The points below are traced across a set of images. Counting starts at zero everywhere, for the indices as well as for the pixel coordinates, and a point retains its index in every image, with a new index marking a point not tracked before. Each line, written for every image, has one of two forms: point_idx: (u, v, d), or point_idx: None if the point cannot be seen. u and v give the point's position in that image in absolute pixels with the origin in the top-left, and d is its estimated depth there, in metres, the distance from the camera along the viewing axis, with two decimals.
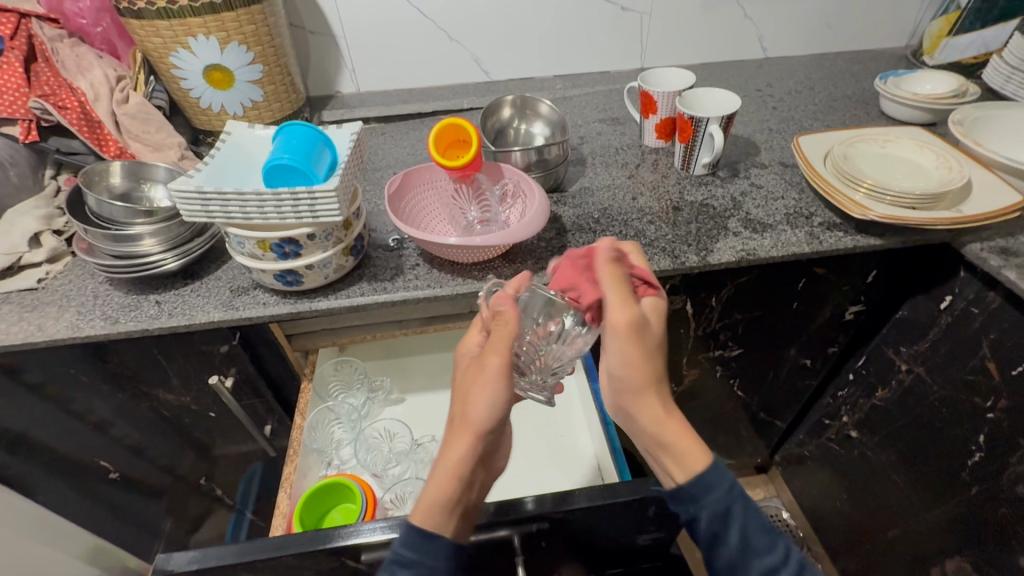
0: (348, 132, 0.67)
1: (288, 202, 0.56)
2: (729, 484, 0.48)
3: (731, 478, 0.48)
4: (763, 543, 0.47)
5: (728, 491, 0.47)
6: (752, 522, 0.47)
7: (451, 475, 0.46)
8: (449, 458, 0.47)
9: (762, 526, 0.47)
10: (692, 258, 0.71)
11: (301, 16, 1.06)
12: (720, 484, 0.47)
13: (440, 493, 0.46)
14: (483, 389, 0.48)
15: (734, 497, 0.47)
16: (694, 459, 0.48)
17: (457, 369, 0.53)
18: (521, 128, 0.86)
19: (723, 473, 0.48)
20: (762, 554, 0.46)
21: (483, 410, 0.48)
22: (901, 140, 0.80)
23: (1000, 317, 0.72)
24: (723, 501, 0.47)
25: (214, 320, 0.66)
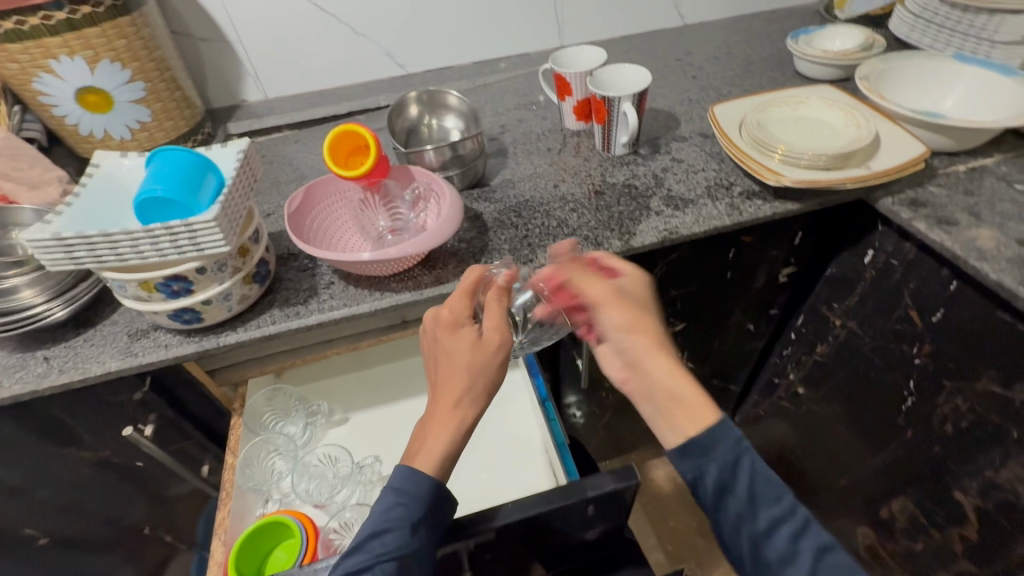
0: (234, 151, 0.62)
1: (164, 238, 0.51)
2: (738, 436, 0.50)
3: (741, 431, 0.50)
4: (771, 493, 0.48)
5: (735, 442, 0.49)
6: (760, 472, 0.49)
7: (462, 436, 0.54)
8: (462, 421, 0.54)
9: (770, 476, 0.49)
10: (615, 243, 0.69)
11: (186, 23, 0.98)
12: (724, 440, 0.49)
13: (454, 452, 0.54)
14: (498, 365, 0.54)
15: (742, 451, 0.49)
16: (704, 412, 0.50)
17: (450, 332, 0.55)
18: (433, 124, 0.82)
19: (726, 431, 0.50)
20: (769, 505, 0.48)
21: (493, 381, 0.55)
22: (811, 101, 0.80)
23: (918, 267, 0.74)
24: (732, 453, 0.49)
25: (112, 370, 0.60)
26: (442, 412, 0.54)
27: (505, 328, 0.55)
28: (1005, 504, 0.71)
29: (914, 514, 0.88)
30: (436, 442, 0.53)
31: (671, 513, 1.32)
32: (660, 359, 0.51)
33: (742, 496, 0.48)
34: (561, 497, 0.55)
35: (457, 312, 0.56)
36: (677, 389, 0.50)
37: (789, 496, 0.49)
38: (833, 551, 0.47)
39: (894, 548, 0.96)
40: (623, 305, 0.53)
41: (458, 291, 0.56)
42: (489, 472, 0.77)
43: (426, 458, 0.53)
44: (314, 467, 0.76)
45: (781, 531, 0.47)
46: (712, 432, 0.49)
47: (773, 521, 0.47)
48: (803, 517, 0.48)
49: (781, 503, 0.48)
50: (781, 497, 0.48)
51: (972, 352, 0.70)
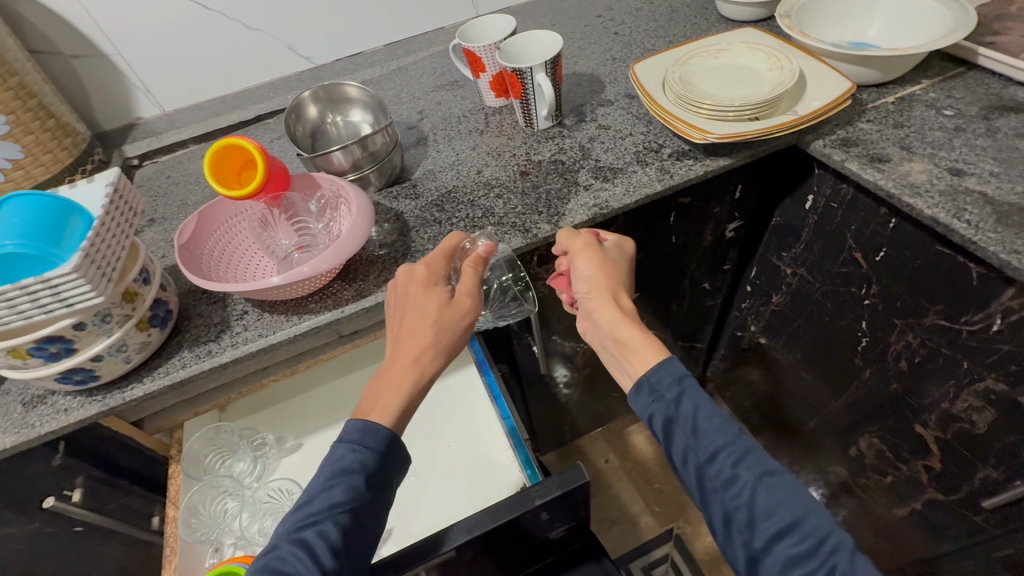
0: (102, 184, 0.55)
1: (21, 300, 0.45)
2: (680, 373, 0.50)
3: (686, 369, 0.50)
4: (713, 424, 0.47)
5: (678, 378, 0.50)
6: (704, 404, 0.48)
7: (417, 395, 0.52)
8: (421, 378, 0.52)
9: (715, 409, 0.48)
10: (544, 227, 0.65)
11: (51, 40, 0.87)
12: (665, 376, 0.50)
13: (410, 410, 0.52)
14: (464, 324, 0.54)
15: (685, 387, 0.49)
16: (648, 352, 0.52)
17: (423, 286, 0.54)
18: (338, 121, 0.76)
19: (666, 371, 0.50)
20: (711, 434, 0.47)
21: (458, 340, 0.54)
22: (733, 47, 0.76)
23: (856, 207, 0.72)
24: (676, 391, 0.49)
25: (8, 447, 0.54)
26: (400, 368, 0.52)
27: (477, 295, 0.56)
28: (962, 432, 0.72)
29: (880, 448, 0.89)
30: (388, 401, 0.51)
31: (656, 476, 1.32)
32: (610, 308, 0.56)
33: (687, 427, 0.48)
34: (508, 510, 0.53)
35: (436, 270, 0.55)
36: (627, 333, 0.54)
37: (735, 429, 0.47)
38: (776, 476, 0.45)
39: (866, 481, 0.97)
40: (595, 257, 0.58)
41: (442, 251, 0.56)
42: (450, 484, 0.70)
43: (382, 416, 0.51)
44: (267, 504, 0.72)
45: (721, 462, 0.46)
46: (654, 368, 0.51)
47: (715, 450, 0.46)
48: (748, 445, 0.47)
49: (725, 434, 0.47)
50: (725, 428, 0.47)
51: (916, 287, 0.69)
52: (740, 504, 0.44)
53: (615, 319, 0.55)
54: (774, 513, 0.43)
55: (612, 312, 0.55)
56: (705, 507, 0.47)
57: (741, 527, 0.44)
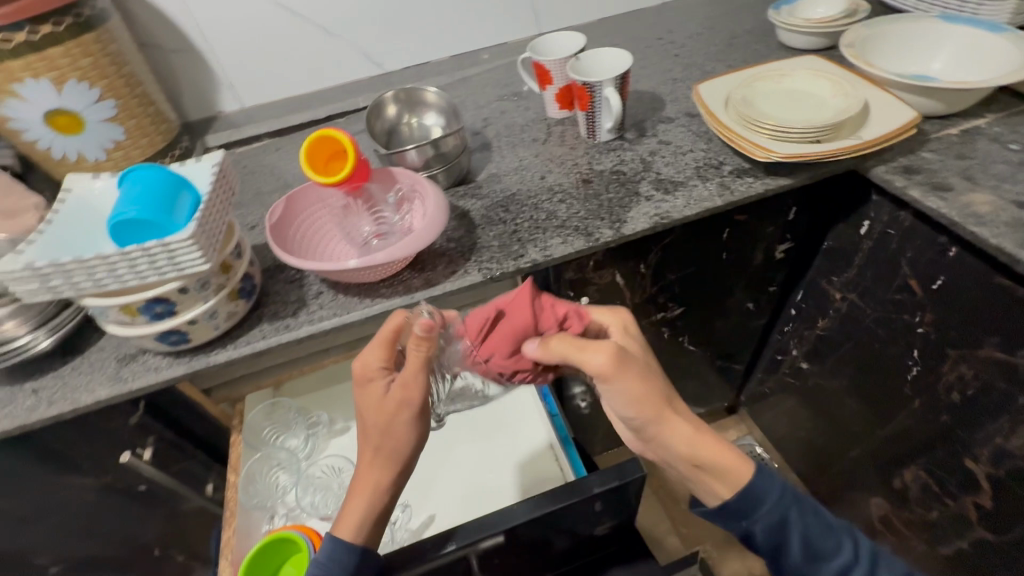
0: (209, 165, 0.60)
1: (142, 260, 0.50)
2: (781, 488, 0.54)
3: (784, 485, 0.55)
4: (830, 544, 0.53)
5: (781, 499, 0.53)
6: (808, 517, 0.54)
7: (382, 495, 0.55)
8: (380, 480, 0.55)
9: (820, 519, 0.55)
10: (606, 232, 0.68)
11: (155, 35, 0.95)
12: (770, 495, 0.53)
13: (381, 507, 0.55)
14: (410, 423, 0.54)
15: (787, 509, 0.53)
16: (740, 470, 0.54)
17: (361, 386, 0.55)
18: (413, 122, 0.81)
19: (770, 482, 0.54)
20: (832, 557, 0.53)
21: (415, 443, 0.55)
22: (796, 72, 0.79)
23: (914, 235, 0.73)
24: (779, 513, 0.53)
25: (102, 398, 0.59)
26: (362, 470, 0.55)
27: (414, 385, 0.54)
28: (1016, 469, 0.71)
29: (926, 482, 0.88)
30: (355, 506, 0.54)
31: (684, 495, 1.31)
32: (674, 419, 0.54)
33: (800, 548, 0.53)
34: (561, 498, 0.55)
35: (372, 366, 0.55)
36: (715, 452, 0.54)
37: (842, 537, 0.54)
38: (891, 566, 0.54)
39: (908, 516, 0.95)
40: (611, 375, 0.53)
41: (375, 343, 0.55)
42: (493, 473, 0.73)
43: (349, 518, 0.54)
44: (318, 479, 0.75)
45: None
46: (757, 483, 0.53)
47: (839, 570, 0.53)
48: (857, 544, 0.54)
49: (842, 549, 0.53)
50: (837, 540, 0.54)
51: (973, 317, 0.69)
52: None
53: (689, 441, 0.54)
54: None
55: (685, 431, 0.54)
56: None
57: None
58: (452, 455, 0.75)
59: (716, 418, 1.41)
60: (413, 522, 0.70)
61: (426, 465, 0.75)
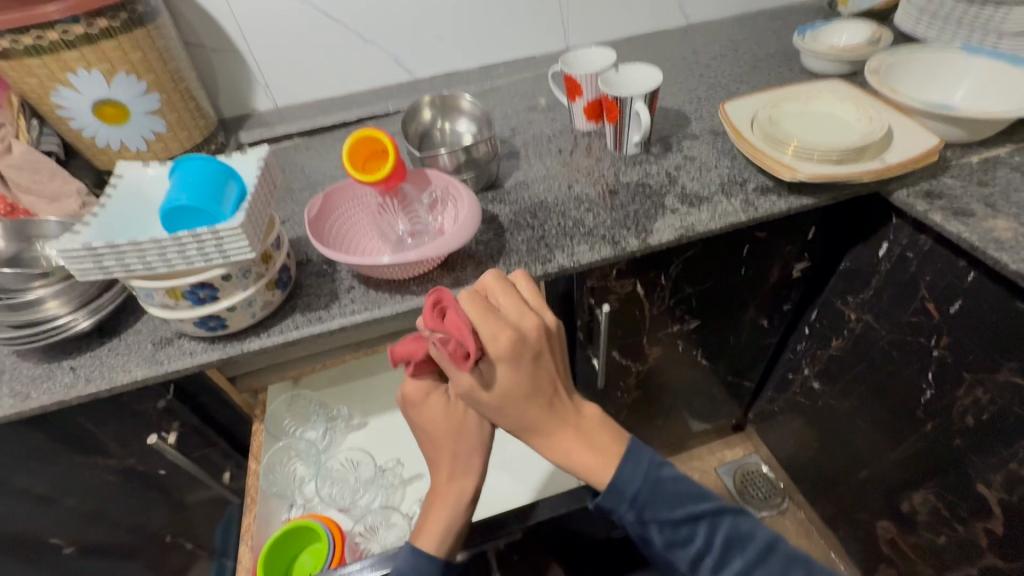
0: (254, 158, 0.62)
1: (192, 246, 0.52)
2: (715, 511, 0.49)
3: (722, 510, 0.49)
4: (683, 532, 0.48)
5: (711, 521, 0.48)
6: (665, 501, 0.48)
7: (464, 506, 0.54)
8: (463, 484, 0.54)
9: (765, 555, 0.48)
10: (632, 241, 0.70)
11: (198, 34, 0.98)
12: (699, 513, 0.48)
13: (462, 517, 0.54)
14: (476, 424, 0.55)
15: (641, 505, 0.48)
16: (602, 468, 0.49)
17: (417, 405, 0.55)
18: (446, 128, 0.84)
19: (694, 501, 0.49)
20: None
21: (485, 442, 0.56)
22: (821, 97, 0.81)
23: (933, 259, 0.74)
24: (634, 509, 0.48)
25: (138, 378, 0.61)
26: (439, 487, 0.54)
27: None
28: None
29: (936, 506, 0.88)
30: (437, 514, 0.53)
31: None
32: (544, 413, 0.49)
33: (660, 537, 0.48)
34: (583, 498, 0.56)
35: (420, 389, 0.55)
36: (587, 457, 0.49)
37: (699, 522, 0.48)
38: (748, 542, 0.48)
39: (916, 540, 0.95)
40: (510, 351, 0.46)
41: (414, 371, 0.55)
42: (508, 474, 0.77)
43: (430, 533, 0.52)
44: (336, 471, 0.76)
45: (704, 566, 0.48)
46: (620, 477, 0.48)
47: (695, 557, 0.48)
48: (716, 524, 0.48)
49: (695, 536, 0.48)
50: (692, 527, 0.48)
51: (991, 341, 0.70)
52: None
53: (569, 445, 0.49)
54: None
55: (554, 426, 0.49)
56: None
57: None
58: None
59: (722, 436, 1.41)
60: None
61: None
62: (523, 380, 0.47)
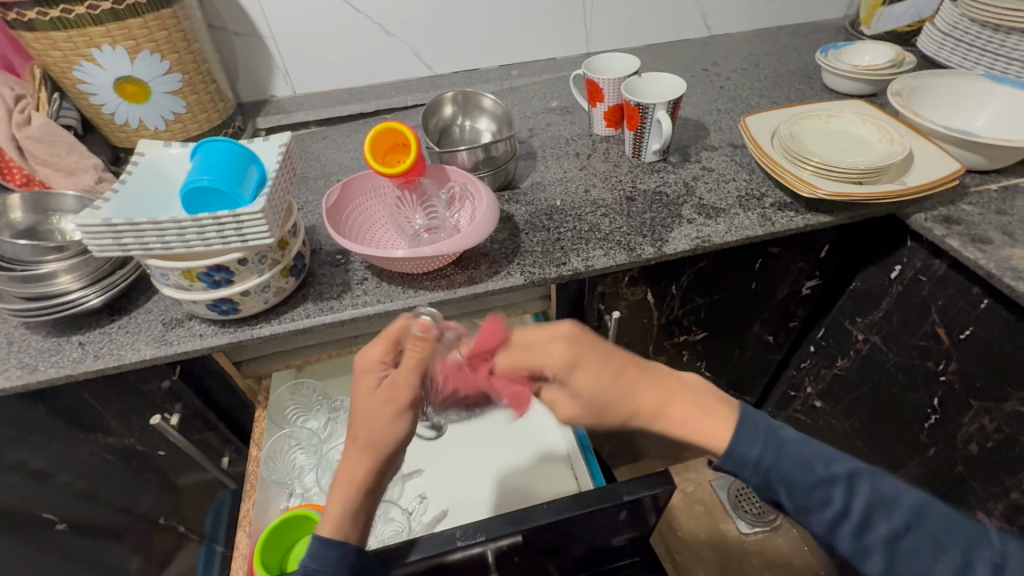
0: (277, 144, 0.62)
1: (211, 228, 0.52)
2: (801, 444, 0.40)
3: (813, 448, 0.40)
4: (817, 498, 0.40)
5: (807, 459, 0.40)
6: (793, 466, 0.40)
7: (362, 493, 0.50)
8: (360, 478, 0.50)
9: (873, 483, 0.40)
10: (647, 249, 0.70)
11: (222, 17, 0.98)
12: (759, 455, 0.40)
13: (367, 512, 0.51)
14: (393, 419, 0.51)
15: (766, 470, 0.40)
16: (721, 425, 0.41)
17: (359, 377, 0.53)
18: (466, 125, 0.84)
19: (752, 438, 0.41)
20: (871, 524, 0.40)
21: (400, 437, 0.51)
22: (843, 116, 0.82)
23: (947, 284, 0.74)
24: (760, 475, 0.41)
25: (147, 358, 0.61)
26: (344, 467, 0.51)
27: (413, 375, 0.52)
28: None
29: None
30: (334, 503, 0.50)
31: None
32: (642, 382, 0.44)
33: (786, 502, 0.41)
34: (591, 503, 0.56)
35: (371, 359, 0.53)
36: (693, 421, 0.42)
37: (837, 485, 0.40)
38: (894, 507, 0.40)
39: None
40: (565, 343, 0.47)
41: (378, 338, 0.54)
42: (508, 474, 0.74)
43: (326, 524, 0.50)
44: (337, 463, 0.76)
45: (842, 531, 0.40)
46: (737, 443, 0.41)
47: (830, 525, 0.40)
48: (855, 487, 0.40)
49: (833, 502, 0.39)
50: (828, 491, 0.40)
51: (1000, 369, 0.70)
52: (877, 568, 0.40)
53: (685, 417, 0.42)
54: (915, 557, 0.39)
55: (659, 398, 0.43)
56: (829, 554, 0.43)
57: None
58: (472, 454, 0.76)
59: None
60: (428, 515, 0.71)
61: (442, 461, 0.75)
62: (606, 374, 0.44)
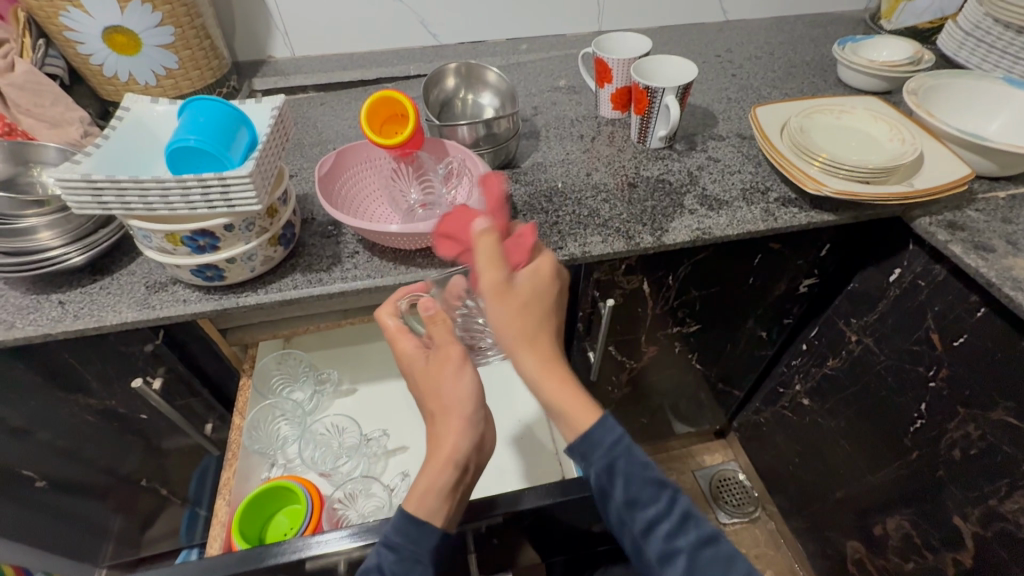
0: (269, 107, 0.60)
1: (196, 190, 0.50)
2: (615, 436, 0.46)
3: (621, 431, 0.46)
4: (646, 493, 0.45)
5: (613, 443, 0.45)
6: (636, 473, 0.45)
7: (450, 467, 0.48)
8: (452, 449, 0.48)
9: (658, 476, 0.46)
10: (646, 238, 0.68)
11: None
12: (603, 442, 0.45)
13: (455, 493, 0.48)
14: (460, 374, 0.51)
15: (613, 455, 0.45)
16: (583, 415, 0.46)
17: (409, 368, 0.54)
18: (468, 99, 0.81)
19: (607, 429, 0.46)
20: (647, 509, 0.45)
21: (478, 385, 0.51)
22: (856, 111, 0.80)
23: (945, 290, 0.73)
24: (604, 458, 0.45)
25: (128, 321, 0.59)
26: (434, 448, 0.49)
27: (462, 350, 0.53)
28: (1005, 532, 0.72)
29: (908, 532, 0.89)
30: (428, 479, 0.47)
31: None
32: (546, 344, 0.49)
33: (618, 502, 0.45)
34: (573, 492, 0.56)
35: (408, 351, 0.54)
36: (560, 392, 0.47)
37: (663, 492, 0.46)
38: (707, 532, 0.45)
39: (884, 564, 0.96)
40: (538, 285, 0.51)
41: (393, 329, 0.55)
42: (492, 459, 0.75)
43: (415, 503, 0.47)
44: (320, 435, 0.76)
45: (658, 538, 0.45)
46: (593, 431, 0.45)
47: (649, 523, 0.45)
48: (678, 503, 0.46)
49: (655, 501, 0.45)
50: (655, 492, 0.45)
51: (991, 378, 0.70)
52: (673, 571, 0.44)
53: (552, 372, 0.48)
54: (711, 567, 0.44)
55: (541, 363, 0.47)
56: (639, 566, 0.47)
57: None
58: None
59: (702, 440, 1.40)
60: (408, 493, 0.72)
61: None
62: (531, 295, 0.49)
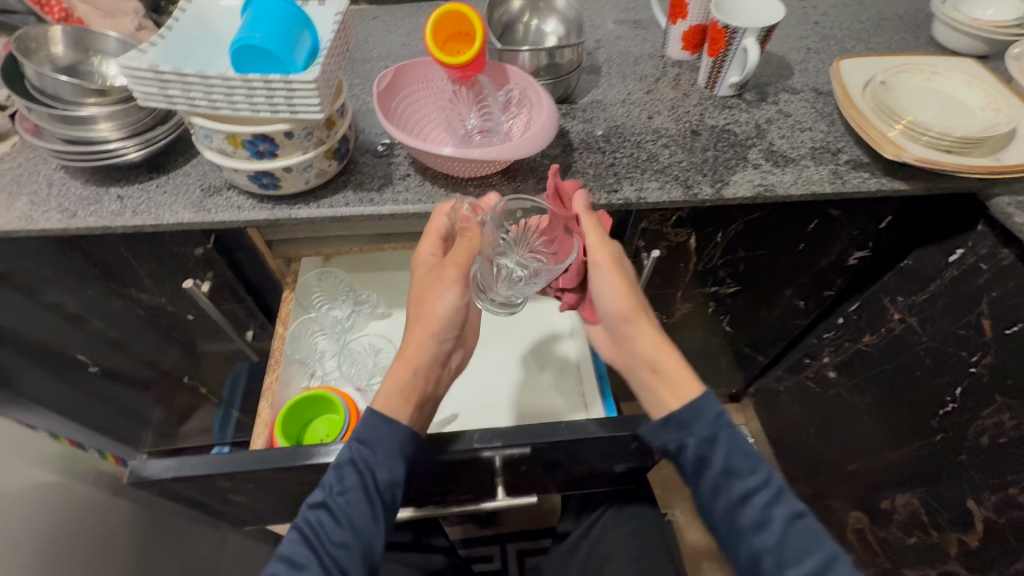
0: (333, 12, 0.57)
1: (261, 92, 0.49)
2: (717, 412, 0.50)
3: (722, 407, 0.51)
4: (746, 464, 0.49)
5: (714, 418, 0.50)
6: (737, 447, 0.49)
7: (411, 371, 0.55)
8: (419, 357, 0.56)
9: (750, 450, 0.50)
10: (705, 189, 0.66)
11: None
12: (700, 417, 0.50)
13: (415, 399, 0.56)
14: (447, 291, 0.58)
15: (718, 426, 0.50)
16: (688, 385, 0.52)
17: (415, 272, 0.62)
18: (532, 24, 0.77)
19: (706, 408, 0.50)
20: (744, 477, 0.48)
21: (459, 304, 0.58)
22: (949, 74, 0.74)
23: (1009, 275, 0.70)
24: (710, 428, 0.50)
25: (184, 221, 0.60)
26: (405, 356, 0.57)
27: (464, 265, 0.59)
28: (1018, 520, 0.73)
29: (915, 510, 0.90)
30: (392, 380, 0.55)
31: None
32: (646, 325, 0.55)
33: (716, 472, 0.49)
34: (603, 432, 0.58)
35: (424, 254, 0.61)
36: (671, 365, 0.53)
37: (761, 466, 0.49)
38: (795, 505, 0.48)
39: (883, 535, 0.98)
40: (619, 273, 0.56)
41: (428, 236, 0.61)
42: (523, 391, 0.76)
43: (382, 399, 0.55)
44: (356, 353, 0.79)
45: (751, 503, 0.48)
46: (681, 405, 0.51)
47: (746, 493, 0.48)
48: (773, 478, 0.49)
49: (754, 472, 0.49)
50: (754, 464, 0.49)
51: None
52: (766, 540, 0.47)
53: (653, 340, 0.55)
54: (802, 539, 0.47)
55: (644, 343, 0.55)
56: (731, 541, 0.50)
57: (768, 568, 0.47)
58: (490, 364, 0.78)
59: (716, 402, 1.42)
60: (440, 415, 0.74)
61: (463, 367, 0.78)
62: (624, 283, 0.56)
